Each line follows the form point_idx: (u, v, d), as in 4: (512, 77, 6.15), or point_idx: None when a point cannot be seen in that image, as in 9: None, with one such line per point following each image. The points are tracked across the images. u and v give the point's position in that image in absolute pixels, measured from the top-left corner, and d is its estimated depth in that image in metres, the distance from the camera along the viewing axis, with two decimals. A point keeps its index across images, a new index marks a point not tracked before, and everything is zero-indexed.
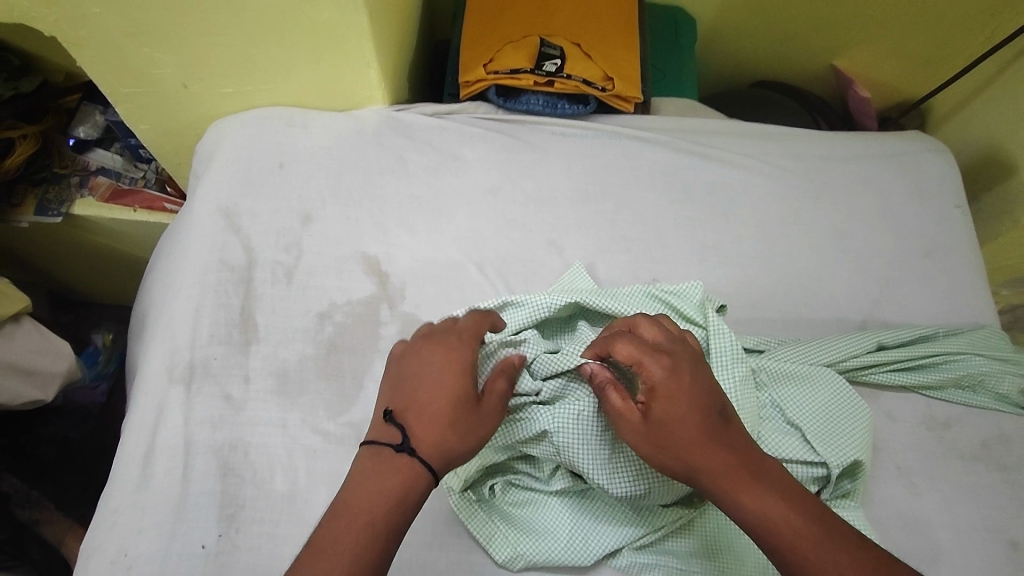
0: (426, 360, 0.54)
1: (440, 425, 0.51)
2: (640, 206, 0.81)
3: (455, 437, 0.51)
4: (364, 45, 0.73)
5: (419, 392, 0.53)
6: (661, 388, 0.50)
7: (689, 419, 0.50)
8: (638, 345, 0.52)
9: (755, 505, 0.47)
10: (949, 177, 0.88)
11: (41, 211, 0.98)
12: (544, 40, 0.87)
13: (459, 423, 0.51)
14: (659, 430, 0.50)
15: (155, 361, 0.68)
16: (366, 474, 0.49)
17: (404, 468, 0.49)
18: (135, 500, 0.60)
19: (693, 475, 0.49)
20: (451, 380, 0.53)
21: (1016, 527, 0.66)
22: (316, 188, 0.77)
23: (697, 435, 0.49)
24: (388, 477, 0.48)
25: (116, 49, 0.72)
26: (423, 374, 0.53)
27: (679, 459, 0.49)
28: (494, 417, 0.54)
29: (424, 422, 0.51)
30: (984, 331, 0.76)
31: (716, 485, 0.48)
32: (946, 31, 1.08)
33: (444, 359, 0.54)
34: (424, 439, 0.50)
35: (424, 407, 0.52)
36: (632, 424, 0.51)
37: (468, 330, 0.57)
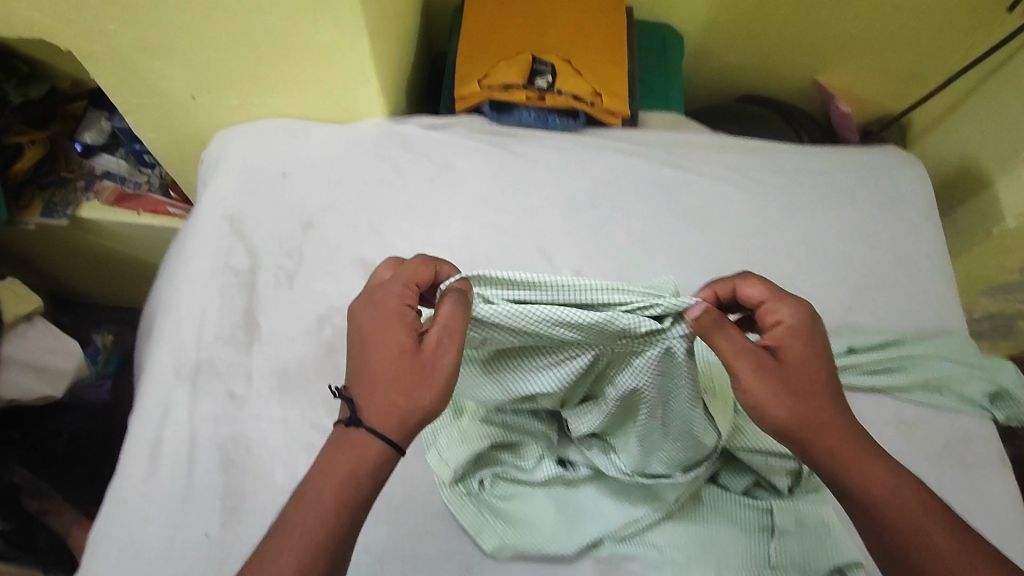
0: (364, 327, 0.54)
1: (383, 392, 0.51)
2: (626, 216, 0.85)
3: (405, 398, 0.50)
4: (364, 62, 0.77)
5: (364, 356, 0.53)
6: (797, 332, 0.55)
7: (817, 376, 0.54)
8: (775, 290, 0.56)
9: (862, 464, 0.52)
10: (922, 189, 0.92)
11: (47, 213, 1.01)
12: (535, 57, 0.92)
13: (403, 382, 0.51)
14: (790, 372, 0.54)
15: (162, 359, 0.71)
16: (324, 456, 0.50)
17: (358, 442, 0.50)
18: (142, 491, 0.64)
19: (807, 421, 0.53)
20: (387, 341, 0.52)
21: (977, 523, 0.70)
22: (317, 195, 0.81)
23: (819, 382, 0.54)
24: (343, 455, 0.50)
25: (130, 61, 0.76)
26: (361, 343, 0.53)
27: (802, 403, 0.53)
28: (444, 358, 0.50)
29: (370, 393, 0.51)
30: (950, 337, 0.80)
31: (832, 436, 0.53)
32: (923, 50, 1.13)
33: (375, 322, 0.53)
34: (372, 410, 0.51)
35: (368, 376, 0.52)
36: (764, 362, 0.53)
37: (397, 286, 0.54)
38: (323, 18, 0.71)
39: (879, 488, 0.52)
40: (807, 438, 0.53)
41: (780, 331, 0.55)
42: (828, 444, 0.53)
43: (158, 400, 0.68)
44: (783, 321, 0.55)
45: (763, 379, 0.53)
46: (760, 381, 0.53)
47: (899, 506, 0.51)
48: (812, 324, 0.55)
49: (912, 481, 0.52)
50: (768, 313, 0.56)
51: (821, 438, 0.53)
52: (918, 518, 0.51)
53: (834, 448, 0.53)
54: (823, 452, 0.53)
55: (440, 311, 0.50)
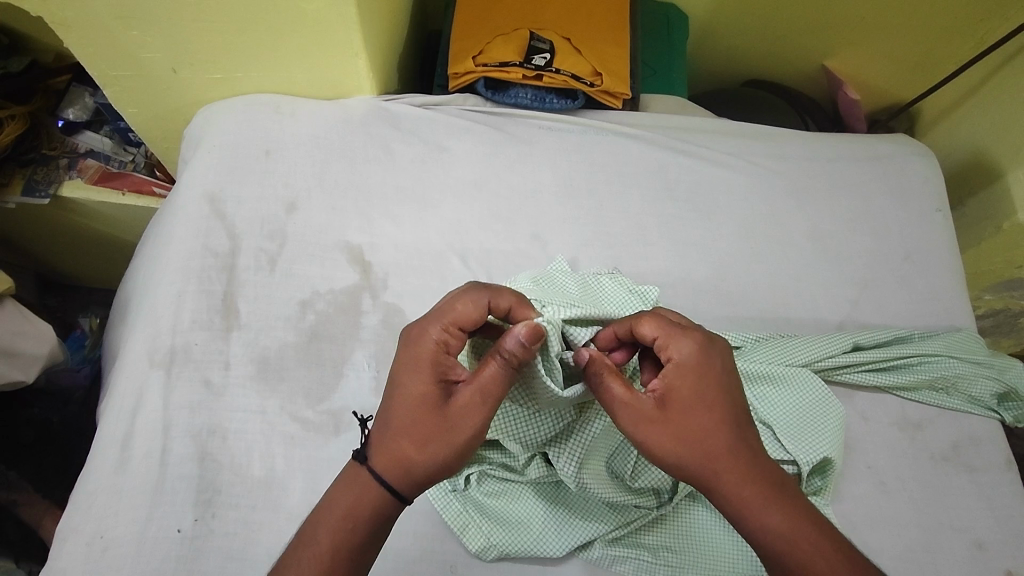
0: (405, 367, 0.52)
1: (403, 438, 0.50)
2: (625, 203, 0.81)
3: (419, 450, 0.49)
4: (352, 36, 0.73)
5: (393, 403, 0.51)
6: (684, 371, 0.51)
7: (705, 416, 0.50)
8: (667, 324, 0.53)
9: (760, 506, 0.48)
10: (932, 180, 0.89)
11: (29, 191, 0.96)
12: (533, 34, 0.87)
13: (425, 436, 0.50)
14: (679, 412, 0.50)
15: (137, 344, 0.68)
16: (334, 491, 0.50)
17: (366, 489, 0.49)
18: (112, 483, 0.61)
19: (705, 463, 0.49)
20: (420, 386, 0.51)
21: (981, 527, 0.68)
22: (302, 176, 0.77)
23: (714, 418, 0.50)
24: (345, 496, 0.49)
25: (106, 31, 0.71)
26: (401, 381, 0.52)
27: (698, 445, 0.49)
28: (474, 419, 0.50)
29: (388, 439, 0.50)
30: (960, 334, 0.77)
31: (729, 476, 0.49)
32: (935, 36, 1.08)
33: (416, 364, 0.51)
34: (384, 455, 0.50)
35: (393, 421, 0.51)
36: (647, 409, 0.50)
37: (427, 345, 0.51)
38: None
39: (775, 528, 0.47)
40: (707, 480, 0.49)
41: (671, 368, 0.52)
42: (731, 489, 0.48)
43: (132, 388, 0.65)
44: (676, 357, 0.52)
45: (646, 426, 0.50)
46: (648, 426, 0.50)
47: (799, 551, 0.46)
48: (708, 363, 0.52)
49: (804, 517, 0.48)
50: (662, 348, 0.53)
51: (721, 479, 0.49)
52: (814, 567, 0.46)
53: (735, 489, 0.48)
54: (724, 496, 0.49)
55: (484, 372, 0.50)
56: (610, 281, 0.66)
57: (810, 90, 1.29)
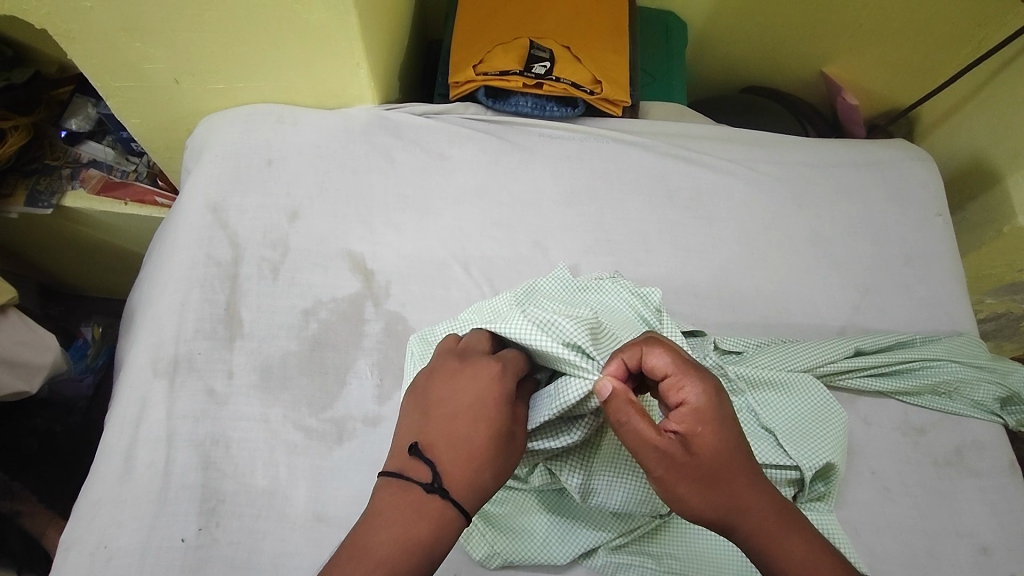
0: (468, 395, 0.51)
1: (484, 469, 0.48)
2: (626, 209, 0.82)
3: (494, 483, 0.48)
4: (353, 46, 0.73)
5: (458, 429, 0.49)
6: (701, 415, 0.46)
7: (724, 460, 0.46)
8: (679, 361, 0.47)
9: (785, 540, 0.45)
10: (931, 185, 0.89)
11: (31, 201, 0.96)
12: (533, 43, 0.88)
13: (501, 469, 0.49)
14: (699, 461, 0.45)
15: (140, 354, 0.68)
16: (400, 513, 0.45)
17: (436, 514, 0.46)
18: (116, 493, 0.61)
19: (728, 509, 0.46)
20: (489, 416, 0.50)
21: (986, 532, 0.68)
22: (304, 185, 0.78)
23: (733, 458, 0.46)
24: (418, 521, 0.45)
25: (110, 43, 0.71)
26: (464, 412, 0.50)
27: (716, 490, 0.45)
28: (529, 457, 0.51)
29: (463, 465, 0.48)
30: (961, 338, 0.77)
31: (752, 519, 0.46)
32: (934, 41, 1.09)
33: (486, 402, 0.50)
34: (465, 484, 0.47)
35: (460, 448, 0.48)
36: (667, 464, 0.45)
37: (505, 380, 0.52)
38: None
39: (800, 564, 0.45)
40: (729, 523, 0.46)
41: (684, 413, 0.46)
42: (752, 527, 0.46)
43: (135, 398, 0.65)
44: (689, 399, 0.46)
45: (669, 479, 0.45)
46: (672, 477, 0.45)
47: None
48: (721, 401, 0.46)
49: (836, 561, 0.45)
50: (672, 389, 0.47)
51: (744, 521, 0.46)
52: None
53: (761, 529, 0.45)
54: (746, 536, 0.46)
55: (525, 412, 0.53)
56: (610, 284, 0.65)
57: (809, 96, 1.30)
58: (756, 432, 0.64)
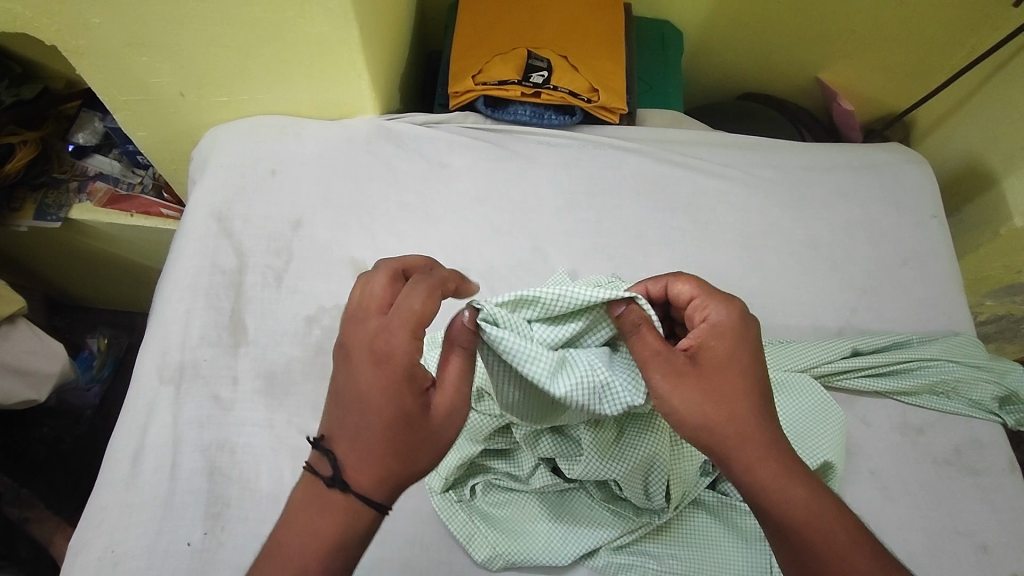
0: (372, 374, 0.47)
1: (382, 456, 0.46)
2: (624, 215, 0.83)
3: (404, 465, 0.47)
4: (354, 58, 0.75)
5: (360, 417, 0.47)
6: (718, 330, 0.51)
7: (729, 375, 0.50)
8: (705, 288, 0.54)
9: (783, 483, 0.47)
10: (926, 187, 0.90)
11: (40, 215, 0.98)
12: (531, 53, 0.90)
13: (406, 450, 0.47)
14: (710, 373, 0.50)
15: (146, 362, 0.69)
16: (307, 514, 0.46)
17: (344, 505, 0.46)
18: (123, 498, 0.62)
19: (724, 430, 0.49)
20: (393, 401, 0.47)
21: (986, 531, 0.68)
22: (307, 194, 0.79)
23: (745, 383, 0.50)
24: (323, 518, 0.45)
25: (116, 58, 0.73)
26: (369, 399, 0.47)
27: (720, 404, 0.49)
28: (451, 422, 0.49)
29: (359, 455, 0.46)
30: (960, 338, 0.77)
31: (754, 450, 0.48)
32: (928, 46, 1.10)
33: (383, 378, 0.47)
34: (367, 475, 0.46)
35: (363, 434, 0.46)
36: (676, 358, 0.50)
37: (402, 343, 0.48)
38: (310, 13, 0.68)
39: (801, 510, 0.47)
40: (723, 451, 0.49)
41: (705, 329, 0.52)
42: (749, 463, 0.48)
43: (142, 404, 0.66)
44: (709, 319, 0.52)
45: (673, 376, 0.50)
46: (674, 380, 0.50)
47: (825, 528, 0.46)
48: (741, 324, 0.52)
49: (830, 504, 0.47)
50: (697, 310, 0.53)
51: (741, 455, 0.48)
52: (836, 551, 0.46)
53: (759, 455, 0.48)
54: (740, 471, 0.48)
55: (449, 367, 0.50)
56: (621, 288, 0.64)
57: (805, 102, 1.31)
58: None
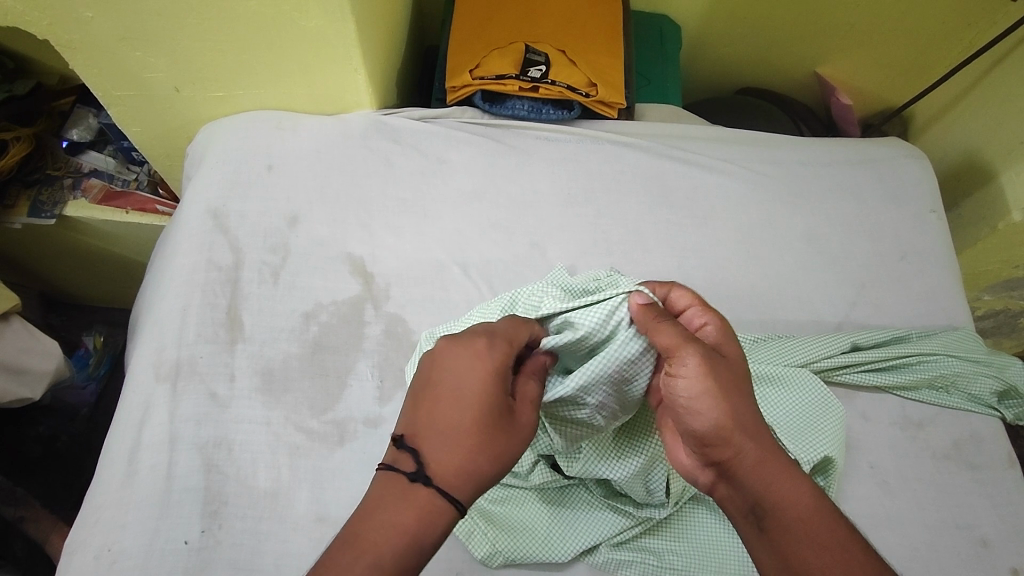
0: (466, 379, 0.49)
1: (472, 455, 0.47)
2: (623, 210, 0.82)
3: (488, 465, 0.48)
4: (352, 52, 0.74)
5: (449, 410, 0.48)
6: (722, 335, 0.54)
7: (740, 375, 0.51)
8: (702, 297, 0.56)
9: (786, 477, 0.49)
10: (925, 182, 0.90)
11: (34, 211, 0.97)
12: (528, 47, 0.89)
13: (494, 448, 0.48)
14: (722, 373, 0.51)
15: (142, 359, 0.68)
16: (384, 507, 0.45)
17: (424, 499, 0.45)
18: (120, 497, 0.61)
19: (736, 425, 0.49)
20: (479, 398, 0.48)
21: (985, 526, 0.68)
22: (303, 189, 0.79)
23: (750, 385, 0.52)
24: (403, 513, 0.45)
25: (110, 53, 0.72)
26: (455, 393, 0.48)
27: (725, 404, 0.50)
28: (528, 432, 0.50)
29: (450, 453, 0.47)
30: (959, 332, 0.77)
31: (762, 447, 0.49)
32: (928, 38, 1.10)
33: (474, 375, 0.49)
34: (452, 475, 0.46)
35: (452, 429, 0.48)
36: (707, 354, 0.50)
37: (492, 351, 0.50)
38: (308, 8, 0.68)
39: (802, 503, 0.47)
40: (732, 446, 0.50)
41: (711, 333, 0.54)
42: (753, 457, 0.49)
43: (138, 402, 0.66)
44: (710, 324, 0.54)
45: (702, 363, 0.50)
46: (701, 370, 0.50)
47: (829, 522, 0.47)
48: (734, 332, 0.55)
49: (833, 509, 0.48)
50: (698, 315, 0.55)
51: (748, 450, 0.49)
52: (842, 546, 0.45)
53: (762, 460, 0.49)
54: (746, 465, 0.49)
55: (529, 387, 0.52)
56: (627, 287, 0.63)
57: (803, 96, 1.31)
58: None
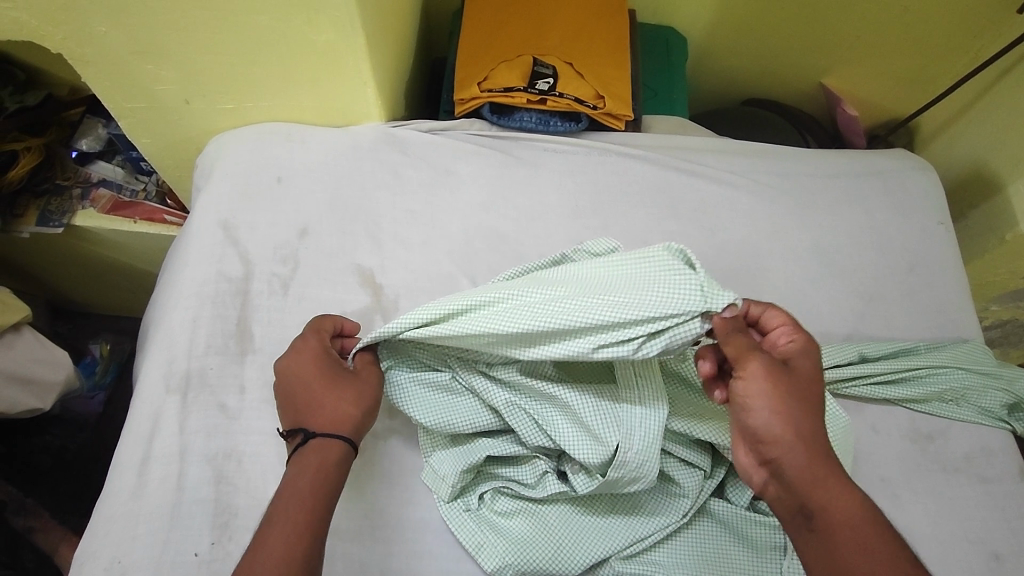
0: (299, 364, 0.59)
1: (333, 404, 0.57)
2: (631, 221, 0.83)
3: (350, 405, 0.57)
4: (361, 66, 0.75)
5: (308, 394, 0.57)
6: (808, 354, 0.53)
7: (810, 385, 0.51)
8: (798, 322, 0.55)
9: (839, 492, 0.47)
10: (932, 193, 0.90)
11: (43, 221, 0.98)
12: (536, 60, 0.90)
13: (348, 394, 0.58)
14: (802, 378, 0.51)
15: (152, 370, 0.69)
16: (292, 474, 0.53)
17: (317, 452, 0.54)
18: (129, 508, 0.61)
19: (799, 430, 0.49)
20: (325, 373, 0.58)
21: (998, 540, 0.68)
22: (313, 201, 0.79)
23: (817, 399, 0.50)
24: (306, 464, 0.53)
25: (122, 65, 0.73)
26: (308, 381, 0.58)
27: (794, 404, 0.49)
28: (373, 381, 0.60)
29: (315, 409, 0.56)
30: (969, 345, 0.77)
31: (813, 450, 0.48)
32: (933, 51, 1.11)
33: (305, 361, 0.59)
34: (323, 421, 0.56)
35: (317, 404, 0.57)
36: (773, 364, 0.50)
37: (312, 345, 0.60)
38: (319, 20, 0.68)
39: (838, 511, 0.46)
40: (795, 448, 0.48)
41: (794, 348, 0.53)
42: (807, 468, 0.48)
43: (148, 414, 0.66)
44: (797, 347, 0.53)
45: (802, 371, 0.51)
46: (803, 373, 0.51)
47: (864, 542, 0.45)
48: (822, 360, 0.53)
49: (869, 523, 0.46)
50: (786, 336, 0.54)
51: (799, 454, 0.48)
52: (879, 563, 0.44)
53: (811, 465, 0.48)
54: (799, 470, 0.48)
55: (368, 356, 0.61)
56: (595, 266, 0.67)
57: (808, 107, 1.31)
58: None
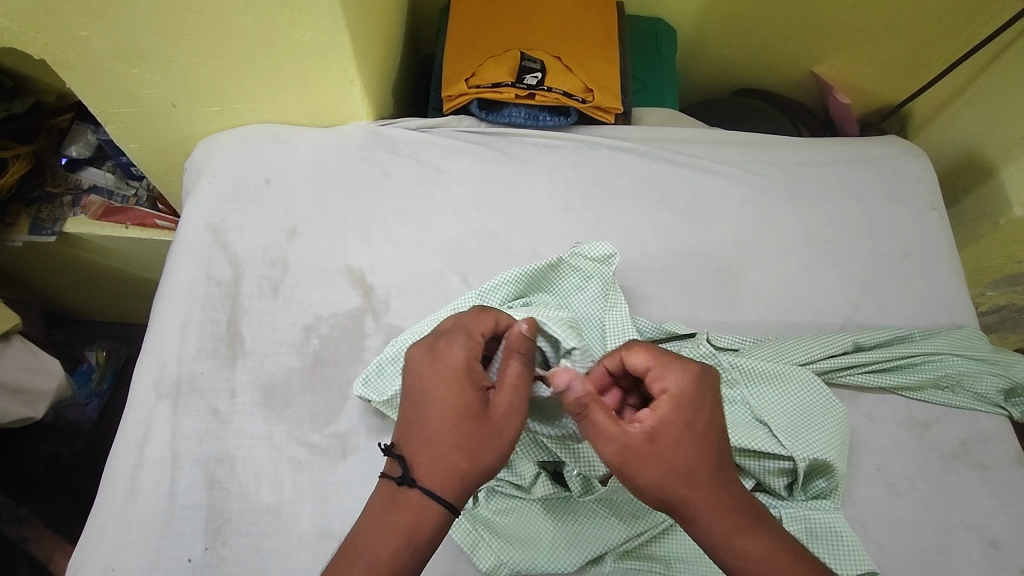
0: (437, 381, 0.51)
1: (447, 451, 0.49)
2: (623, 214, 0.82)
3: (469, 457, 0.49)
4: (347, 65, 0.74)
5: (424, 420, 0.51)
6: (675, 403, 0.51)
7: (682, 443, 0.50)
8: (657, 355, 0.53)
9: (743, 538, 0.50)
10: (925, 179, 0.90)
11: (35, 229, 0.97)
12: (524, 54, 0.89)
13: (475, 439, 0.49)
14: (666, 445, 0.50)
15: (143, 376, 0.68)
16: (383, 516, 0.49)
17: (411, 496, 0.49)
18: (123, 516, 0.61)
19: (681, 502, 0.50)
20: (453, 398, 0.50)
21: (996, 526, 0.67)
22: (302, 203, 0.79)
23: (695, 453, 0.50)
24: (399, 511, 0.49)
25: (107, 70, 0.72)
26: (433, 404, 0.51)
27: (665, 477, 0.50)
28: (506, 425, 0.50)
29: (424, 450, 0.50)
30: (963, 331, 0.77)
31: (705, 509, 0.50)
32: (924, 37, 1.10)
33: (439, 372, 0.52)
34: (432, 472, 0.49)
35: (430, 437, 0.50)
36: (629, 441, 0.50)
37: (456, 356, 0.52)
38: (304, 21, 0.68)
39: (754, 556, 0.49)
40: (688, 513, 0.50)
41: (660, 400, 0.51)
42: (707, 529, 0.50)
43: (140, 420, 0.66)
44: (666, 389, 0.52)
45: (665, 428, 0.51)
46: (671, 431, 0.51)
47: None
48: (697, 391, 0.52)
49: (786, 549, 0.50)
50: (654, 380, 0.53)
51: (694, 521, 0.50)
52: None
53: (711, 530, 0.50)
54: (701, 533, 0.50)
55: (510, 372, 0.52)
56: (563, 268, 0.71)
57: (800, 96, 1.31)
58: (750, 423, 0.65)
